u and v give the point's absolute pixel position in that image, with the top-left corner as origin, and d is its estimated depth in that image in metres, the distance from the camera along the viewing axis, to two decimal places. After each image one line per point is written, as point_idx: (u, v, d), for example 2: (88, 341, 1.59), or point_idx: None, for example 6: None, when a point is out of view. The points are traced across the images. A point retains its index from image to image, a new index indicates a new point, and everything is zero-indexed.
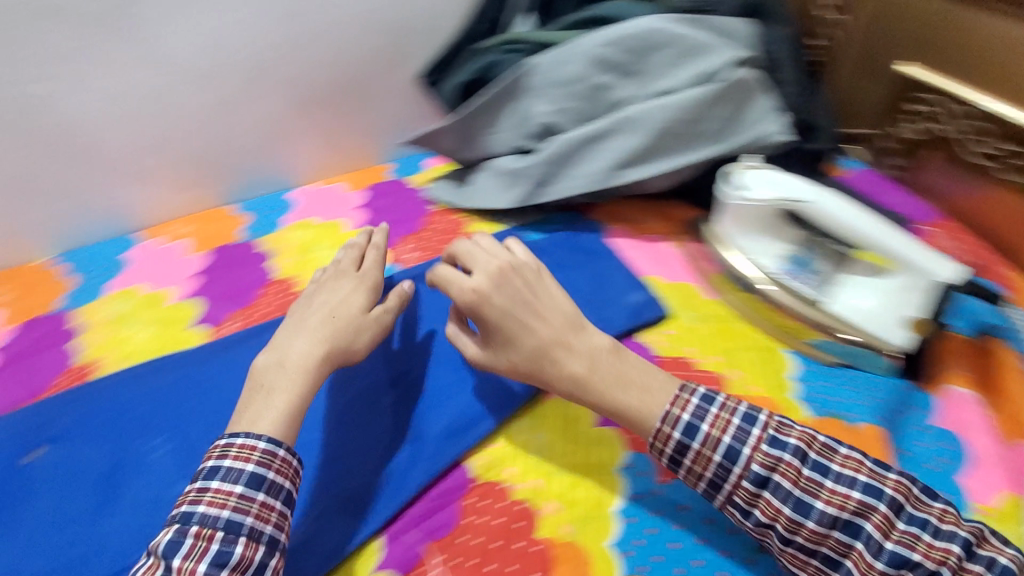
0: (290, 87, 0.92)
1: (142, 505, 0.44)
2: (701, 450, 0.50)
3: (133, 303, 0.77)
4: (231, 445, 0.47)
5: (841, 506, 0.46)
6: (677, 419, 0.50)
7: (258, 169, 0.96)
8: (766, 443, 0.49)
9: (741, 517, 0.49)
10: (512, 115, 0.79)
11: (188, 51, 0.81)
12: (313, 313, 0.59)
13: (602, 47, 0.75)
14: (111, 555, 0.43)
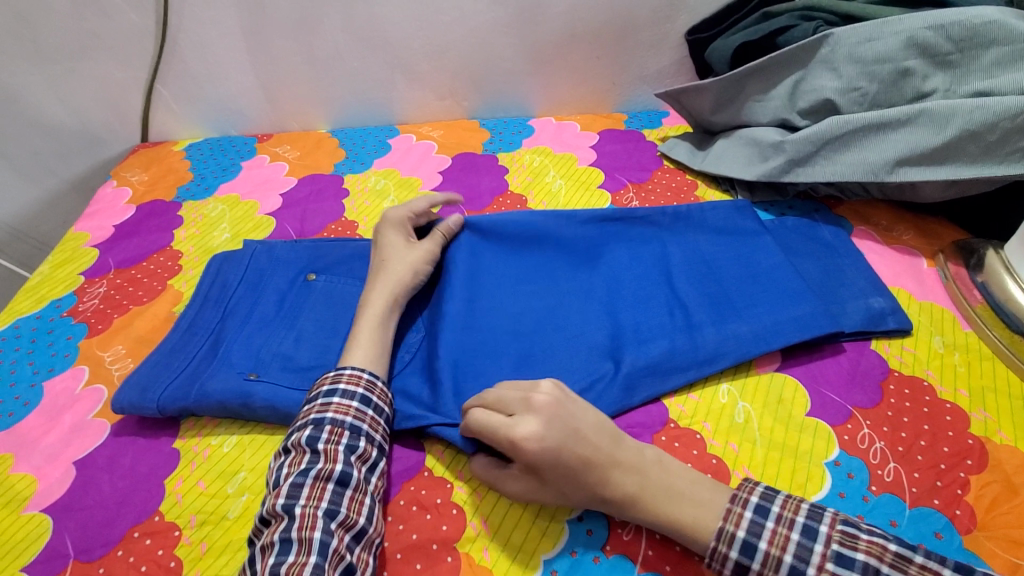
0: (562, 22, 0.94)
1: (341, 382, 0.53)
2: (763, 571, 0.43)
3: (388, 183, 0.88)
4: (340, 376, 0.54)
5: None
6: (732, 537, 0.44)
7: (511, 91, 1.02)
8: (829, 561, 0.42)
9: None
10: (794, 90, 0.75)
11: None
12: (375, 276, 0.62)
13: (931, 28, 0.66)
14: (337, 404, 0.52)
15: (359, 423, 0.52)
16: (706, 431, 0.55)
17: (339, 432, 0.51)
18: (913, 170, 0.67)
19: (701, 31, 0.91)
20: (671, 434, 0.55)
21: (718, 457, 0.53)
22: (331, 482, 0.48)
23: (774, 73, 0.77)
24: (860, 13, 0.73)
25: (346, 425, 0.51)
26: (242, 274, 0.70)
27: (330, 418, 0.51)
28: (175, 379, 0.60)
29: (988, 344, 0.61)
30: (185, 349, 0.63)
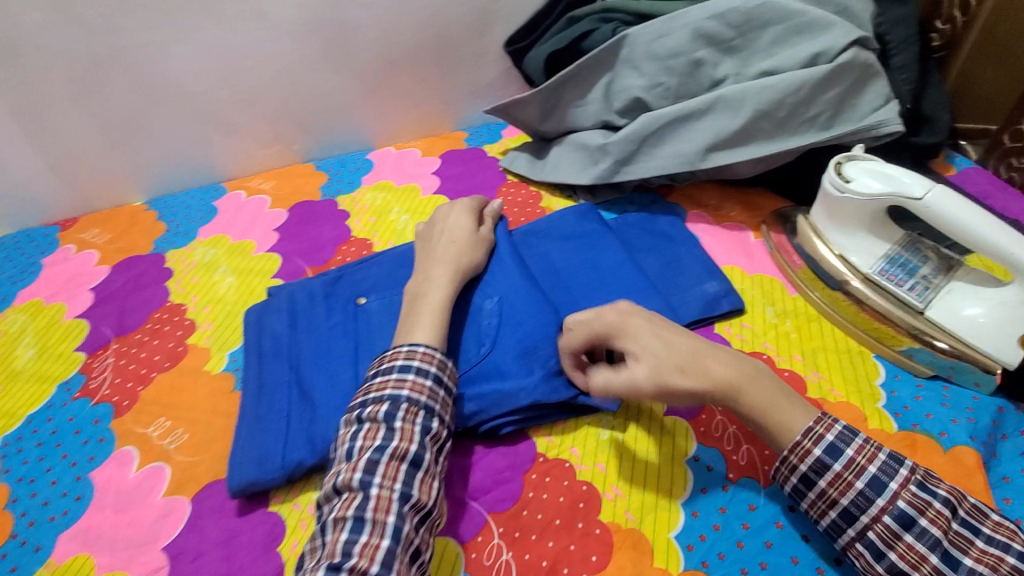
0: (377, 50, 0.90)
1: (415, 358, 0.51)
2: (842, 474, 0.44)
3: (218, 252, 0.80)
4: (415, 351, 0.52)
5: (993, 567, 0.40)
6: (820, 437, 0.45)
7: (342, 126, 0.97)
8: (914, 483, 0.43)
9: (871, 561, 0.43)
10: (607, 92, 0.77)
11: (283, 4, 0.82)
12: (439, 246, 0.64)
13: (710, 19, 0.70)
14: (413, 381, 0.50)
15: (433, 403, 0.50)
16: (575, 456, 0.54)
17: (416, 410, 0.49)
18: (722, 155, 0.71)
19: (520, 39, 0.91)
20: (541, 470, 0.53)
21: (589, 481, 0.52)
22: (410, 454, 0.47)
23: (587, 78, 0.78)
24: (650, 10, 0.76)
25: (422, 404, 0.49)
26: (289, 320, 0.66)
27: (407, 396, 0.49)
28: (288, 442, 0.56)
29: (813, 304, 0.66)
30: (270, 406, 0.59)
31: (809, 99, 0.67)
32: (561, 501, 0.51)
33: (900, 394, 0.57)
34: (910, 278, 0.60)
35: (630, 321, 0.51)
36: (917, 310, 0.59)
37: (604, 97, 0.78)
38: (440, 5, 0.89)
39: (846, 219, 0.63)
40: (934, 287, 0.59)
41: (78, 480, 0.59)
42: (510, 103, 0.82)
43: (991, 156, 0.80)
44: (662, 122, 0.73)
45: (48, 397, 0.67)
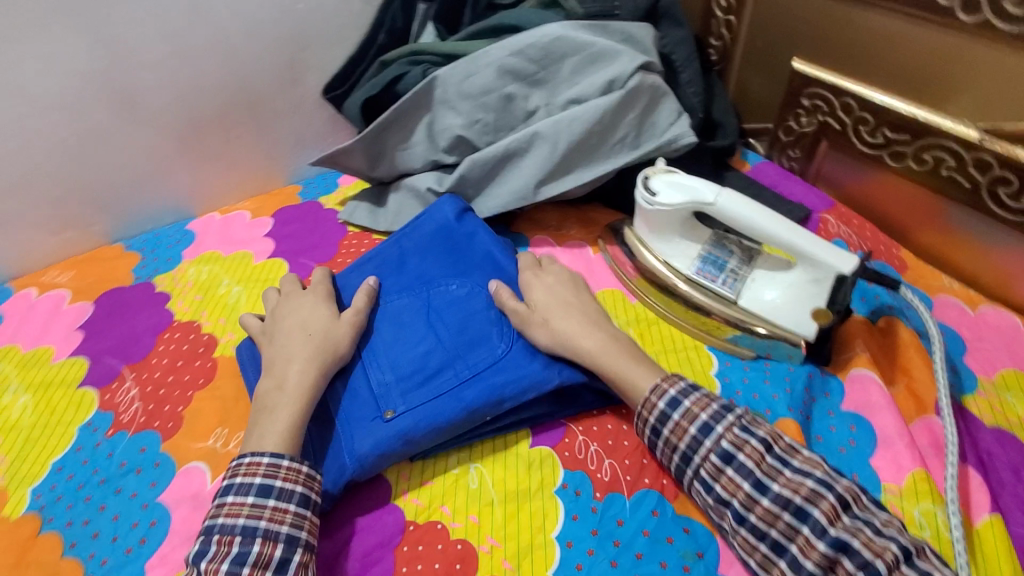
0: (179, 113, 0.83)
1: (237, 473, 0.50)
2: (680, 422, 0.52)
3: (7, 369, 0.69)
4: (239, 464, 0.50)
5: (796, 490, 0.47)
6: (665, 393, 0.54)
7: (153, 199, 0.87)
8: (736, 426, 0.50)
9: (704, 495, 0.50)
10: (432, 133, 0.78)
11: (47, 77, 0.72)
12: (288, 335, 0.60)
13: (512, 56, 0.73)
14: (231, 502, 0.48)
15: (253, 522, 0.47)
16: (445, 515, 0.52)
17: (230, 538, 0.46)
18: (552, 183, 0.74)
19: (338, 85, 0.88)
20: (412, 539, 0.51)
21: (462, 539, 0.51)
22: None
23: (410, 121, 0.78)
24: (455, 51, 0.77)
25: (237, 528, 0.47)
26: None
27: (220, 525, 0.47)
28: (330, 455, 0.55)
29: (651, 308, 0.71)
30: (354, 416, 0.57)
31: (613, 122, 0.72)
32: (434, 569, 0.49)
33: (733, 380, 0.63)
34: (721, 273, 0.66)
35: (539, 280, 0.65)
36: (731, 301, 0.65)
37: (429, 137, 0.78)
38: (241, 61, 0.84)
39: (662, 229, 0.68)
40: (741, 278, 0.65)
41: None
42: (334, 152, 0.79)
43: (774, 149, 0.91)
44: (487, 159, 0.74)
45: None
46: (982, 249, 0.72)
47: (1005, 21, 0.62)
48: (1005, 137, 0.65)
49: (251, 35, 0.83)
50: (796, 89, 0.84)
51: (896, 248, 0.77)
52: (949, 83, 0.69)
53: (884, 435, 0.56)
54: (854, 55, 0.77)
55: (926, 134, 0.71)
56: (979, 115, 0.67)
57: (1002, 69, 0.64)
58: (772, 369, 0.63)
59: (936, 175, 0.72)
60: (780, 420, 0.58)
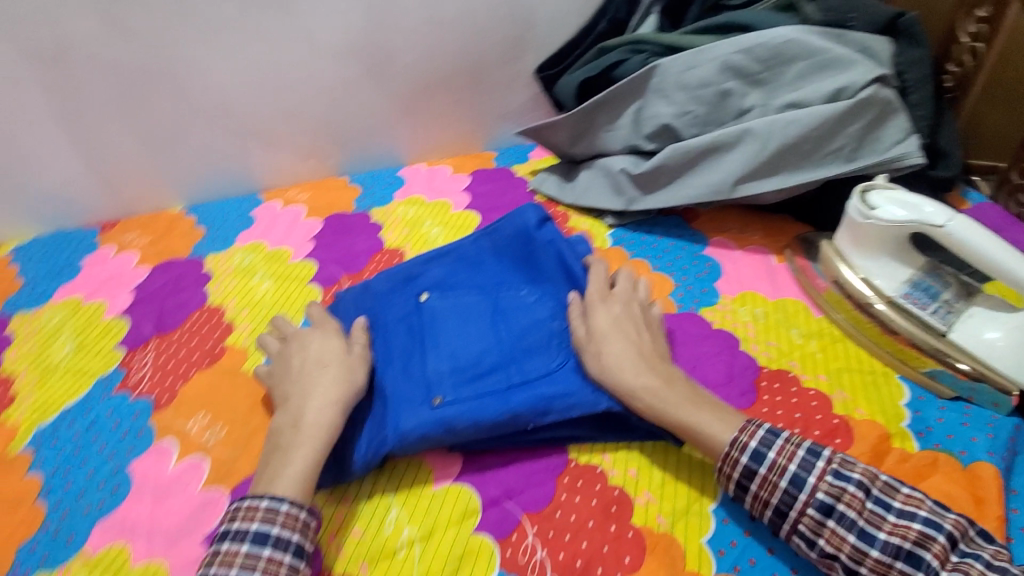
0: (415, 72, 0.95)
1: (235, 518, 0.47)
2: (768, 476, 0.48)
3: (255, 258, 0.82)
4: (238, 507, 0.48)
5: (904, 536, 0.45)
6: (745, 445, 0.50)
7: (375, 144, 1.00)
8: (830, 473, 0.47)
9: (805, 548, 0.47)
10: (637, 119, 0.81)
11: (327, 27, 0.86)
12: (306, 372, 0.57)
13: (738, 53, 0.74)
14: (227, 548, 0.46)
15: (246, 572, 0.44)
16: (606, 461, 0.56)
17: None
18: (748, 185, 0.74)
19: (552, 65, 0.97)
20: (573, 474, 0.55)
21: (620, 487, 0.54)
22: None
23: (618, 106, 0.82)
24: (679, 44, 0.80)
25: None
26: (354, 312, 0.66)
27: (213, 574, 0.45)
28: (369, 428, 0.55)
29: (836, 325, 0.67)
30: (402, 396, 0.56)
31: (833, 131, 0.71)
32: (593, 505, 0.53)
33: (924, 414, 0.59)
34: (932, 302, 0.63)
35: (604, 304, 0.60)
36: (939, 332, 0.62)
37: (634, 122, 0.82)
38: (476, 34, 0.94)
39: (871, 246, 0.66)
40: (955, 311, 0.63)
41: (116, 471, 0.60)
42: (543, 124, 0.86)
43: (1001, 191, 0.87)
44: (689, 151, 0.76)
45: (85, 391, 0.67)
46: None
47: None
48: None
49: (490, 12, 0.92)
50: None
51: None
52: None
53: None
54: None
55: None
56: None
57: None
58: (970, 413, 0.58)
59: None
60: (971, 463, 0.55)
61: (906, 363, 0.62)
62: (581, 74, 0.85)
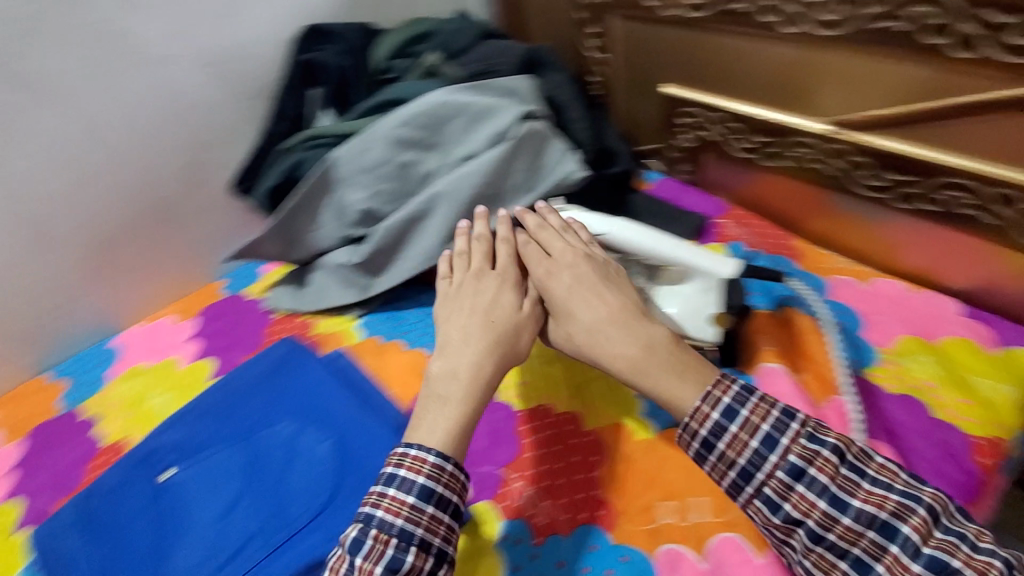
0: (235, 142, 0.91)
1: (404, 465, 0.52)
2: (739, 434, 0.50)
3: (142, 382, 0.79)
4: (406, 455, 0.53)
5: (880, 505, 0.46)
6: (717, 400, 0.52)
7: (220, 219, 0.94)
8: (803, 436, 0.49)
9: (769, 514, 0.49)
10: (443, 148, 0.78)
11: (116, 128, 0.80)
12: (476, 318, 0.61)
13: (522, 85, 0.82)
14: (392, 497, 0.51)
15: (412, 525, 0.49)
16: (548, 399, 0.65)
17: (387, 537, 0.49)
18: (570, 176, 0.77)
19: None
20: (526, 420, 0.63)
21: (566, 411, 0.64)
22: None
23: (421, 140, 0.77)
24: (478, 70, 0.86)
25: (395, 528, 0.49)
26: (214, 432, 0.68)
27: (379, 518, 0.50)
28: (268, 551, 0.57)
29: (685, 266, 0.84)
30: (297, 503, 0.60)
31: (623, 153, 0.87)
32: (550, 435, 0.62)
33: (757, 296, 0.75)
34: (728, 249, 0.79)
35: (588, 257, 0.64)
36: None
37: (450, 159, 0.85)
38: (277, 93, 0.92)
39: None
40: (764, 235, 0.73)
41: None
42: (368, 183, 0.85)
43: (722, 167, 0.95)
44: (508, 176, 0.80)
45: None
46: (868, 227, 0.72)
47: (825, 27, 0.62)
48: (854, 127, 0.65)
49: (276, 68, 0.91)
50: (671, 110, 0.87)
51: (788, 239, 0.78)
52: (814, 88, 0.67)
53: (872, 316, 0.66)
54: (729, 77, 0.76)
55: (789, 134, 0.72)
56: (839, 111, 0.66)
57: (843, 69, 0.63)
58: (809, 280, 0.72)
59: (805, 168, 0.74)
60: (762, 311, 0.68)
61: (731, 240, 0.80)
62: (333, 140, 0.81)
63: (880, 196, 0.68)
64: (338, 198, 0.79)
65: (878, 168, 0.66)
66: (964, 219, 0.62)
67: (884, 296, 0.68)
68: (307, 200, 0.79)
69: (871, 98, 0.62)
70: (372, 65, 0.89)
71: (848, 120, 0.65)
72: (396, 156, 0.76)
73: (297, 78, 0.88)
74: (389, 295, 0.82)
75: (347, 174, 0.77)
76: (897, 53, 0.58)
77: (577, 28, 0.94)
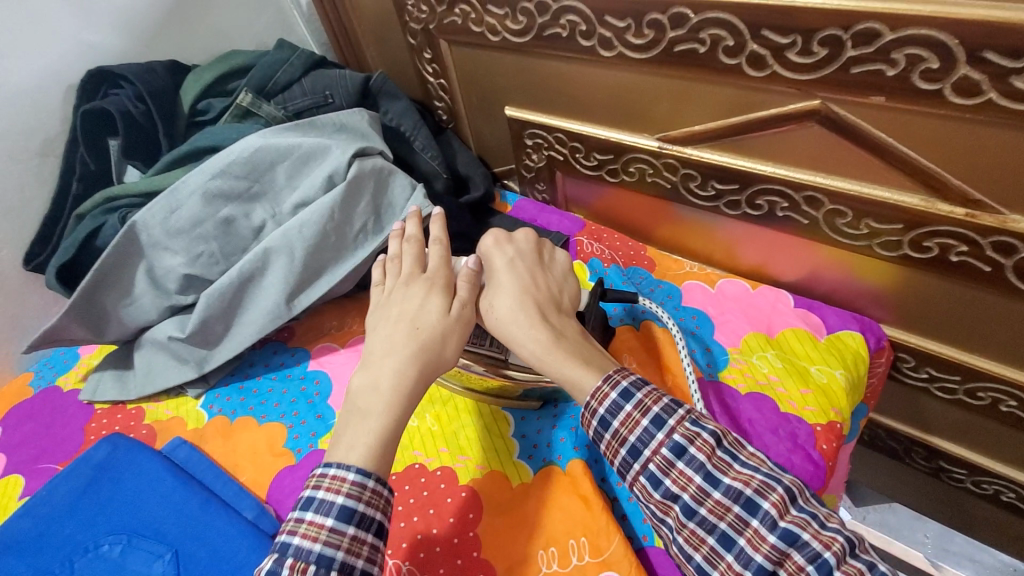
0: (23, 209, 0.77)
1: (322, 486, 0.45)
2: (632, 413, 0.50)
3: None
4: (325, 476, 0.46)
5: (746, 483, 0.45)
6: (617, 381, 0.51)
7: (21, 304, 0.81)
8: (687, 420, 0.49)
9: (650, 489, 0.48)
10: (271, 198, 0.71)
11: None
12: (398, 320, 0.53)
13: (355, 120, 0.77)
14: (309, 521, 0.44)
15: (331, 550, 0.43)
16: (420, 456, 0.60)
17: (304, 565, 0.43)
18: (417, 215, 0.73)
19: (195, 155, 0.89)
20: (398, 485, 0.58)
21: (440, 467, 0.59)
22: None
23: (243, 191, 0.69)
24: (306, 106, 0.82)
25: (313, 555, 0.43)
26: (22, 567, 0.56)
27: (296, 547, 0.43)
28: None
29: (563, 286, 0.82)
30: None
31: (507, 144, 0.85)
32: (424, 497, 0.57)
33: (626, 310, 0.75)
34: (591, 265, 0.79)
35: (502, 251, 0.60)
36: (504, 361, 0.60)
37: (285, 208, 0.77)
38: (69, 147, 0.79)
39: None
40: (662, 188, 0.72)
41: None
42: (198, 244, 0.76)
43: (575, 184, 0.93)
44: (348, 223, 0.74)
45: None
46: (707, 231, 0.75)
47: (635, 50, 0.63)
48: (677, 141, 0.68)
49: (64, 119, 0.78)
50: (518, 132, 0.86)
51: (642, 249, 0.80)
52: (642, 108, 0.68)
53: (720, 319, 0.69)
54: (561, 99, 0.76)
55: (624, 151, 0.74)
56: (663, 128, 0.68)
57: (662, 88, 0.65)
58: (661, 289, 0.74)
59: (645, 182, 0.76)
60: (620, 325, 0.68)
61: (589, 256, 0.79)
62: (137, 200, 0.70)
63: (712, 204, 0.71)
64: (152, 266, 0.69)
65: (703, 177, 0.69)
66: (785, 221, 0.66)
67: (729, 297, 0.71)
68: (110, 273, 0.68)
69: (691, 115, 0.65)
70: (184, 107, 0.80)
71: (678, 134, 0.67)
72: (215, 213, 0.68)
73: (87, 132, 0.76)
74: (235, 362, 0.73)
75: (157, 238, 0.67)
76: (704, 73, 0.60)
77: (412, 55, 0.90)
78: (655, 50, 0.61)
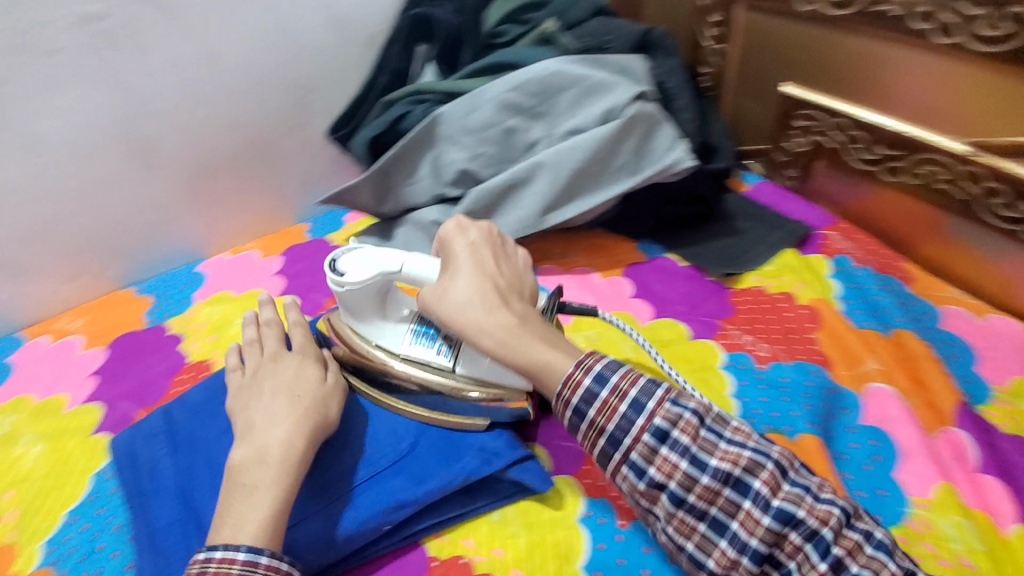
0: (341, 87, 0.91)
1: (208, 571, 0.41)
2: (609, 400, 0.45)
3: (227, 308, 0.80)
4: (211, 559, 0.42)
5: (735, 462, 0.42)
6: (592, 368, 0.46)
7: (315, 164, 0.95)
8: (667, 401, 0.44)
9: (635, 479, 0.44)
10: (550, 119, 0.77)
11: (235, 61, 0.81)
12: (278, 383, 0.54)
13: (636, 65, 0.79)
14: None
15: None
16: None
17: None
18: (677, 165, 0.74)
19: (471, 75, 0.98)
20: None
21: None
22: None
23: (530, 108, 0.76)
24: (590, 46, 0.84)
25: None
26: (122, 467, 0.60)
27: None
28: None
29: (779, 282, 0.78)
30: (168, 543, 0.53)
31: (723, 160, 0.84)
32: None
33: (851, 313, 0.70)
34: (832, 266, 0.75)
35: (462, 233, 0.57)
36: (449, 370, 0.57)
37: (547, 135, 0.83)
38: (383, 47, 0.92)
39: (359, 311, 0.58)
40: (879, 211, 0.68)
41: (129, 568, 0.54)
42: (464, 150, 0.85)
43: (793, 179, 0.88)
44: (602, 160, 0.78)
45: (85, 490, 0.61)
46: (987, 260, 0.68)
47: (987, 41, 0.61)
48: (995, 150, 0.63)
49: (388, 20, 0.90)
50: (789, 111, 0.83)
51: (898, 259, 0.74)
52: (958, 107, 0.65)
53: (986, 352, 0.62)
54: (861, 83, 0.74)
55: (918, 150, 0.70)
56: (980, 131, 0.64)
57: (994, 88, 0.62)
58: (914, 305, 0.69)
59: (930, 189, 0.70)
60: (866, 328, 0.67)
61: (836, 252, 0.76)
62: (440, 97, 0.81)
63: (1014, 228, 0.64)
64: (438, 155, 0.78)
65: (1014, 195, 0.63)
66: None
67: (1001, 333, 0.64)
68: (406, 153, 0.79)
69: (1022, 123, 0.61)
70: (485, 28, 0.87)
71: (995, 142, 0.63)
72: (503, 121, 0.75)
73: (407, 33, 0.87)
74: None
75: (452, 132, 0.77)
76: None
77: (697, 17, 0.91)
78: (1009, 45, 0.59)
